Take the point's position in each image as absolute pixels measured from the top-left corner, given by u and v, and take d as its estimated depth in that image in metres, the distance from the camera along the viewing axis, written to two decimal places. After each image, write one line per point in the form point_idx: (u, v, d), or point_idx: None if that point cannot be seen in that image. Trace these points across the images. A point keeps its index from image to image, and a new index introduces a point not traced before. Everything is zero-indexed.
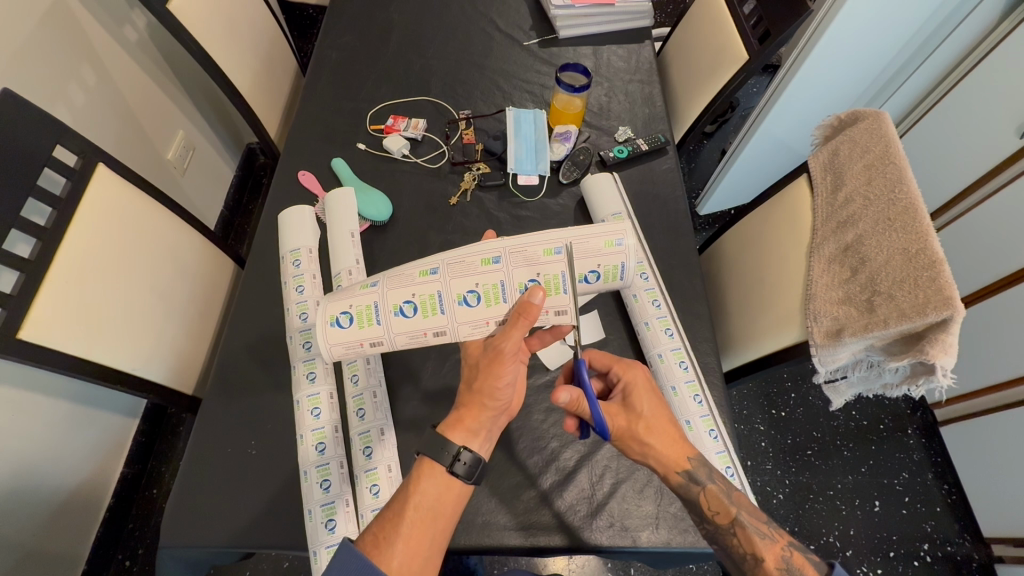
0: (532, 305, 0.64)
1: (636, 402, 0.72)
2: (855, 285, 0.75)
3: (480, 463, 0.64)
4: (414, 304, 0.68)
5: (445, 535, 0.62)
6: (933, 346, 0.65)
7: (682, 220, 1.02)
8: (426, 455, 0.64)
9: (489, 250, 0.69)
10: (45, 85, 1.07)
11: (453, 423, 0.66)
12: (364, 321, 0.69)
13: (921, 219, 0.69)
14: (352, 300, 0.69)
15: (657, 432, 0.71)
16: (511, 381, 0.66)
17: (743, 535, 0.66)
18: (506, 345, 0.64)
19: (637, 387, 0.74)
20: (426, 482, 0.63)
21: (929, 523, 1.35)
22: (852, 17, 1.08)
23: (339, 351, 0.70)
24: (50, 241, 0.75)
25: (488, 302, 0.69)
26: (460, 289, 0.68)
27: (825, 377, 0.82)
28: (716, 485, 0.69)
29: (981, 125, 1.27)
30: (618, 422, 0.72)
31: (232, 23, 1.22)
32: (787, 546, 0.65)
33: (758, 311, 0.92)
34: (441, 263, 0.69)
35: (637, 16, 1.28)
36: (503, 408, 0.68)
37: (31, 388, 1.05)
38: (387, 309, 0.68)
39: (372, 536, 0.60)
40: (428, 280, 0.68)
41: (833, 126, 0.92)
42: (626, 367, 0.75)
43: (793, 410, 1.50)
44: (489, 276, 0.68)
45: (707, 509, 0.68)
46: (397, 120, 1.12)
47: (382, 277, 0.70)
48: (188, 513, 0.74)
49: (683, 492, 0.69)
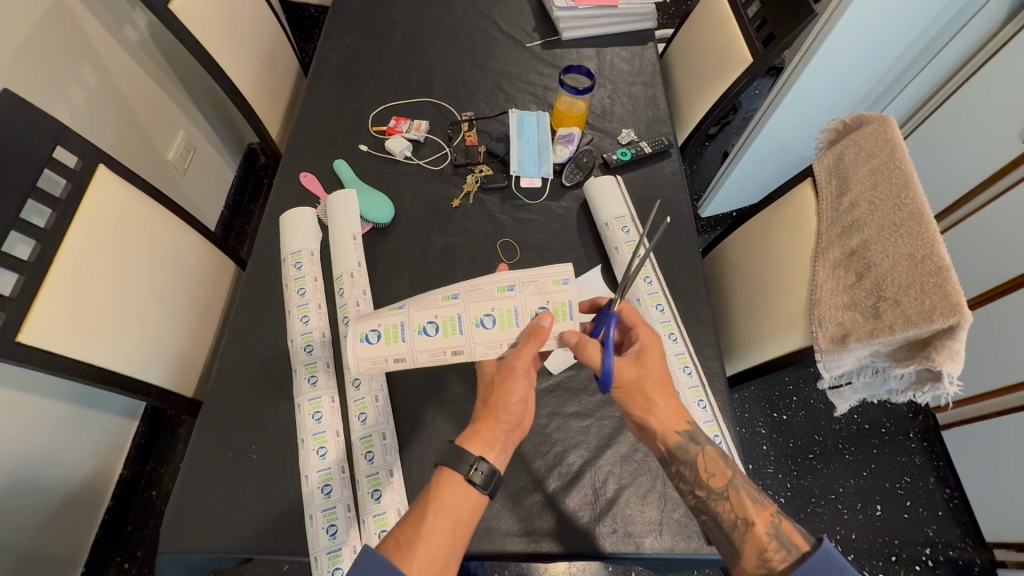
0: (541, 326, 0.66)
1: (648, 359, 0.71)
2: (860, 291, 0.75)
3: (497, 473, 0.63)
4: (437, 324, 0.69)
5: (463, 544, 0.61)
6: (940, 352, 0.65)
7: (685, 224, 1.02)
8: (445, 464, 0.63)
9: (504, 278, 0.70)
10: (45, 85, 1.06)
11: (470, 435, 0.66)
12: (390, 338, 0.68)
13: (928, 225, 0.69)
14: (378, 319, 0.70)
15: (662, 391, 0.71)
16: (523, 397, 0.67)
17: (735, 500, 0.66)
18: (520, 363, 0.67)
19: (651, 347, 0.72)
20: (445, 490, 0.63)
21: (931, 528, 1.35)
22: (856, 20, 1.08)
23: (364, 367, 0.69)
24: (50, 243, 0.75)
25: (502, 325, 0.69)
26: (479, 313, 0.69)
27: (829, 383, 0.81)
28: (714, 449, 0.70)
29: (984, 128, 1.27)
30: (626, 376, 0.70)
31: (234, 23, 1.22)
32: (776, 513, 0.64)
33: (761, 315, 0.91)
34: (462, 287, 0.70)
35: (641, 19, 1.27)
36: (516, 422, 0.69)
37: (29, 390, 1.04)
38: (411, 328, 0.68)
39: (395, 541, 0.59)
40: (449, 304, 0.69)
41: (837, 131, 0.91)
42: (649, 331, 0.74)
43: (795, 414, 1.50)
44: (504, 302, 0.69)
45: (703, 470, 0.67)
46: (399, 122, 1.12)
47: (407, 299, 0.71)
48: (188, 518, 0.74)
49: (680, 453, 0.69)
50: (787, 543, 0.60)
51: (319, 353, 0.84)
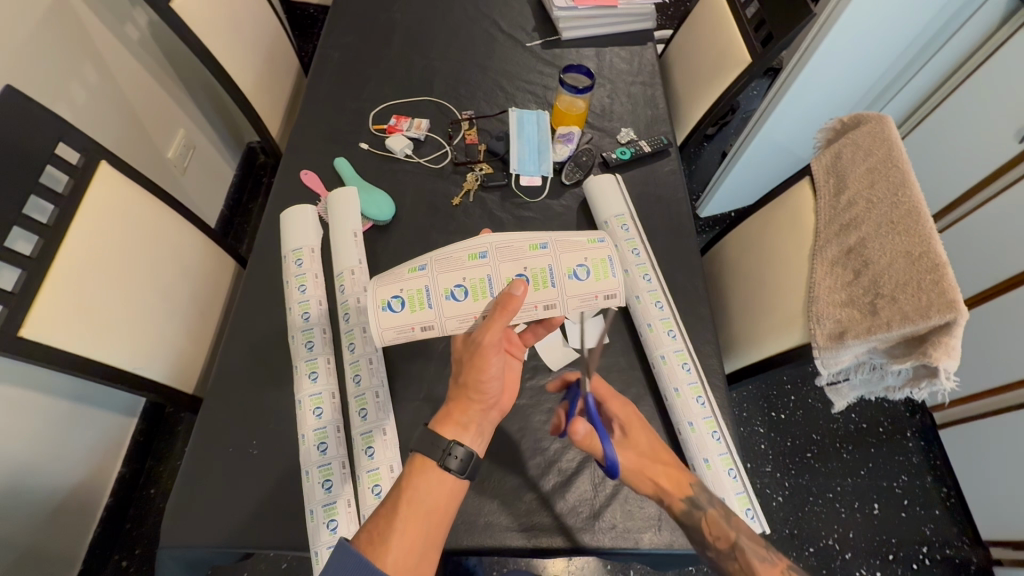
0: (512, 296, 0.66)
1: (635, 436, 0.73)
2: (857, 288, 0.75)
3: (473, 457, 0.63)
4: (466, 287, 0.71)
5: (441, 530, 0.62)
6: (936, 349, 0.65)
7: (684, 222, 1.02)
8: (418, 451, 0.64)
9: (535, 237, 0.73)
10: (46, 83, 1.06)
11: (443, 418, 0.66)
12: (416, 304, 0.70)
13: (924, 222, 0.70)
14: (402, 284, 0.70)
15: (660, 459, 0.71)
16: (497, 373, 0.65)
17: (743, 560, 0.65)
18: (487, 338, 0.65)
19: (633, 423, 0.74)
20: (418, 479, 0.63)
21: (928, 526, 1.35)
22: (854, 20, 1.09)
23: (391, 334, 0.71)
24: (52, 239, 0.75)
25: (536, 285, 0.72)
26: (510, 273, 0.71)
27: (827, 379, 0.81)
28: (716, 509, 0.68)
29: (982, 128, 1.27)
30: (628, 457, 0.71)
31: (235, 22, 1.22)
32: (788, 570, 0.64)
33: (760, 313, 0.92)
34: (489, 248, 0.72)
35: (640, 19, 1.28)
36: (491, 403, 0.68)
37: (29, 387, 1.04)
38: (439, 292, 0.70)
39: (367, 535, 0.60)
40: (477, 264, 0.71)
41: (834, 130, 0.92)
42: (621, 403, 0.76)
43: (793, 413, 1.50)
44: (537, 261, 0.72)
45: (708, 534, 0.66)
46: (400, 120, 1.12)
47: (429, 260, 0.71)
48: (188, 514, 0.74)
49: (686, 519, 0.68)
50: None
51: (320, 349, 0.84)
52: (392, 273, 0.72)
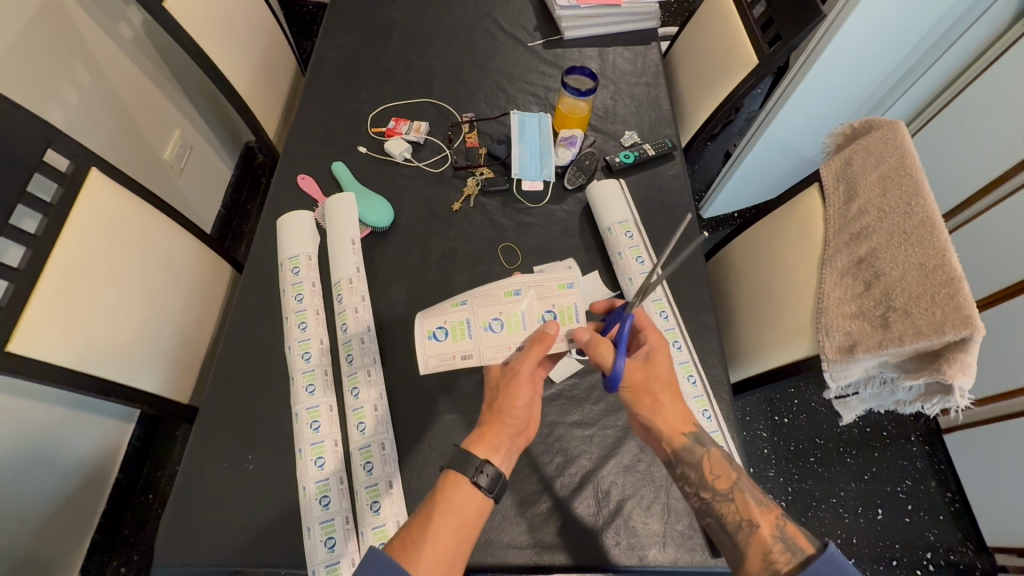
0: (547, 332, 0.66)
1: (657, 361, 0.71)
2: (868, 300, 0.73)
3: (502, 477, 0.62)
4: (502, 321, 0.71)
5: (470, 544, 0.60)
6: (951, 365, 0.63)
7: (690, 228, 1.00)
8: (451, 467, 0.63)
9: (564, 275, 0.73)
10: (37, 84, 1.04)
11: (475, 438, 0.65)
12: (457, 335, 0.71)
13: (939, 234, 0.68)
14: (445, 316, 0.72)
15: (670, 392, 0.71)
16: (528, 401, 0.67)
17: (740, 502, 0.66)
18: (523, 368, 0.66)
19: (662, 350, 0.72)
20: (450, 491, 0.62)
21: (932, 532, 1.34)
22: (865, 19, 1.06)
23: (433, 363, 0.71)
24: (41, 250, 0.73)
25: (562, 321, 0.72)
26: (540, 310, 0.72)
27: (836, 392, 0.79)
28: (719, 451, 0.70)
29: (995, 128, 1.24)
30: (635, 377, 0.70)
31: (229, 21, 1.19)
32: (782, 516, 0.64)
33: (766, 322, 0.90)
34: (523, 284, 0.72)
35: (644, 18, 1.25)
36: (522, 427, 0.67)
37: (24, 394, 1.03)
38: (477, 325, 0.71)
39: (401, 541, 0.59)
40: (513, 300, 0.72)
41: (845, 135, 0.88)
42: (657, 331, 0.74)
43: (796, 417, 1.49)
44: (565, 299, 0.72)
45: (708, 472, 0.68)
46: (399, 123, 1.10)
47: (469, 295, 0.72)
48: (183, 531, 0.72)
49: (686, 453, 0.69)
50: (792, 546, 0.60)
51: (317, 360, 0.83)
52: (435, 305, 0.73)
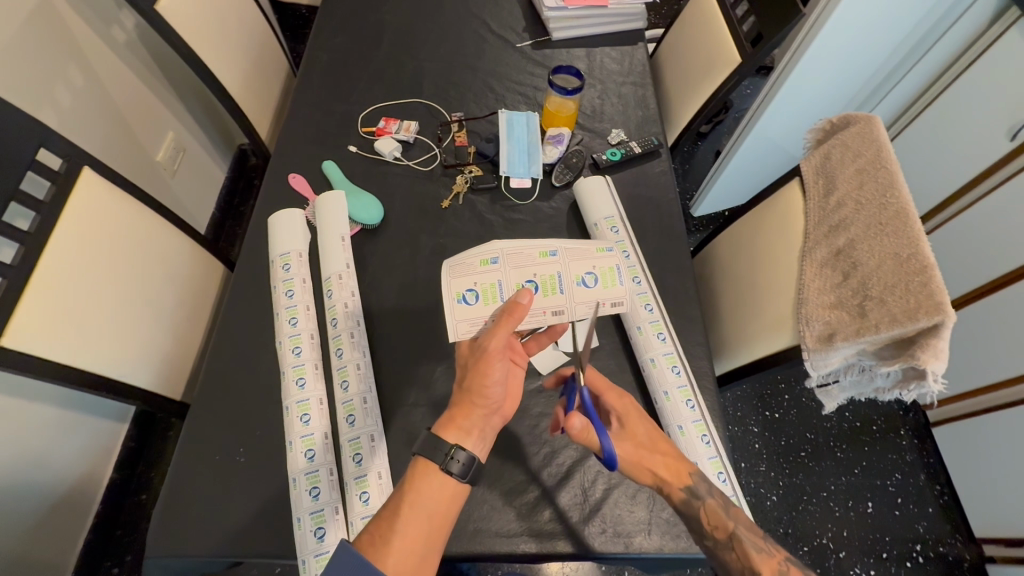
0: (518, 304, 0.68)
1: (633, 426, 0.74)
2: (846, 290, 0.75)
3: (475, 461, 0.63)
4: (537, 283, 0.76)
5: (441, 533, 0.61)
6: (924, 351, 0.65)
7: (675, 224, 1.02)
8: (420, 455, 0.63)
9: (546, 245, 0.78)
10: (30, 86, 1.05)
11: (446, 423, 0.66)
12: (488, 298, 0.74)
13: (913, 224, 0.70)
14: (475, 278, 0.75)
15: (657, 447, 0.73)
16: (500, 379, 0.65)
17: (740, 550, 0.68)
18: (492, 343, 0.66)
19: (630, 413, 0.76)
20: (419, 482, 0.63)
21: (921, 524, 1.36)
22: (845, 18, 1.08)
23: (462, 329, 0.73)
24: (34, 247, 0.74)
25: (545, 291, 0.76)
26: (577, 271, 0.78)
27: (817, 381, 0.81)
28: (716, 499, 0.71)
29: (975, 124, 1.27)
30: (625, 448, 0.72)
31: (221, 23, 1.21)
32: (783, 561, 0.68)
33: (750, 315, 0.92)
34: (559, 248, 0.78)
35: (630, 19, 1.28)
36: (494, 408, 0.68)
37: (17, 393, 1.03)
38: (509, 286, 0.75)
39: (368, 537, 0.60)
40: (548, 262, 0.77)
41: (824, 130, 0.91)
42: (618, 396, 0.77)
43: (786, 412, 1.51)
44: (605, 261, 0.79)
45: (706, 523, 0.69)
46: (389, 123, 1.12)
47: (502, 255, 0.76)
48: (175, 523, 0.73)
49: (684, 507, 0.70)
50: None
51: (308, 355, 0.84)
52: (464, 264, 0.75)
